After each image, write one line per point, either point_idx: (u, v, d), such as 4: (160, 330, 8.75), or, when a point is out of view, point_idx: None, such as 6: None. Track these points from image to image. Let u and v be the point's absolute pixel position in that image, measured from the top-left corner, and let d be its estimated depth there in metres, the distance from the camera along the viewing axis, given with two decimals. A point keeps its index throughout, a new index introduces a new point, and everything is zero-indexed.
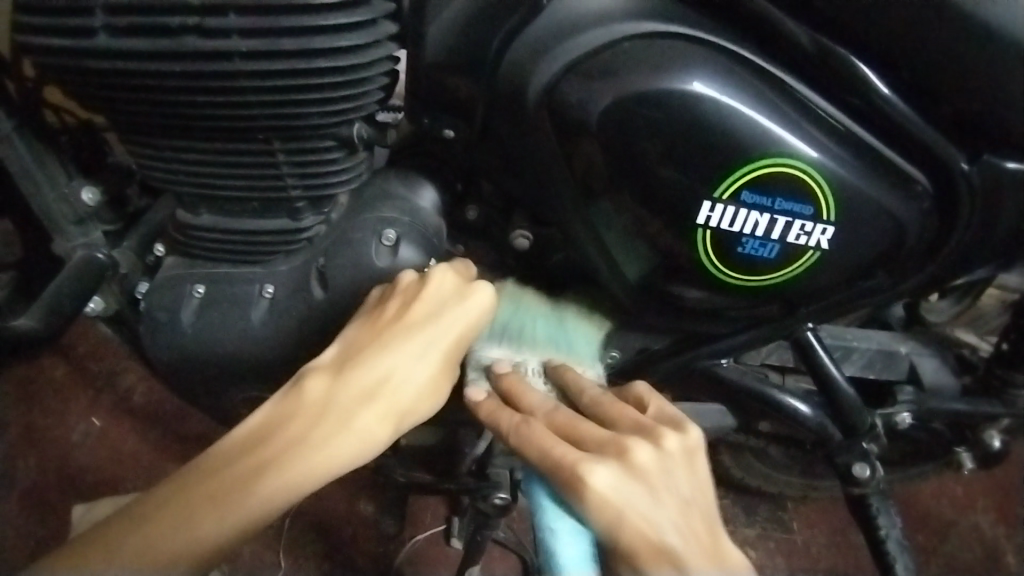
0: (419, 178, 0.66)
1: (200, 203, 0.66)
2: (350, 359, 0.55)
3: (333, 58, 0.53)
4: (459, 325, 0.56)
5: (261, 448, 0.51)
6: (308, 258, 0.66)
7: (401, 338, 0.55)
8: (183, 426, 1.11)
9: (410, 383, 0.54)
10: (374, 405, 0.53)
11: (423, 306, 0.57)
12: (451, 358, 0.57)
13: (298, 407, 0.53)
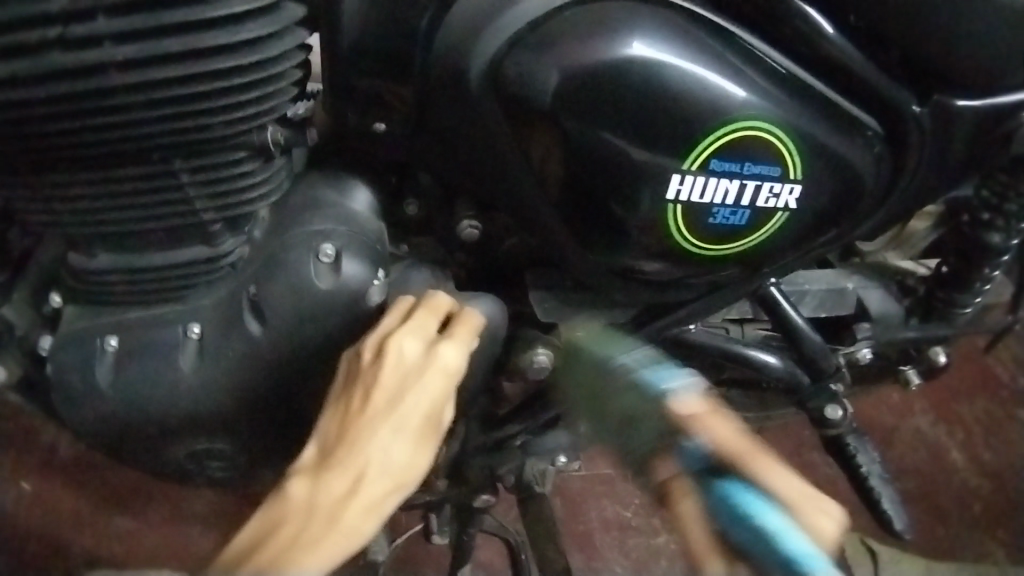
0: (351, 179, 0.60)
1: (93, 242, 0.56)
2: (325, 457, 0.51)
3: (238, 54, 0.46)
4: (427, 395, 0.52)
5: (254, 556, 0.47)
6: (234, 288, 0.58)
7: (372, 427, 0.51)
8: (122, 474, 1.05)
9: (389, 470, 0.51)
10: (360, 496, 0.50)
11: (388, 385, 0.51)
12: (425, 429, 0.52)
13: (283, 516, 0.49)
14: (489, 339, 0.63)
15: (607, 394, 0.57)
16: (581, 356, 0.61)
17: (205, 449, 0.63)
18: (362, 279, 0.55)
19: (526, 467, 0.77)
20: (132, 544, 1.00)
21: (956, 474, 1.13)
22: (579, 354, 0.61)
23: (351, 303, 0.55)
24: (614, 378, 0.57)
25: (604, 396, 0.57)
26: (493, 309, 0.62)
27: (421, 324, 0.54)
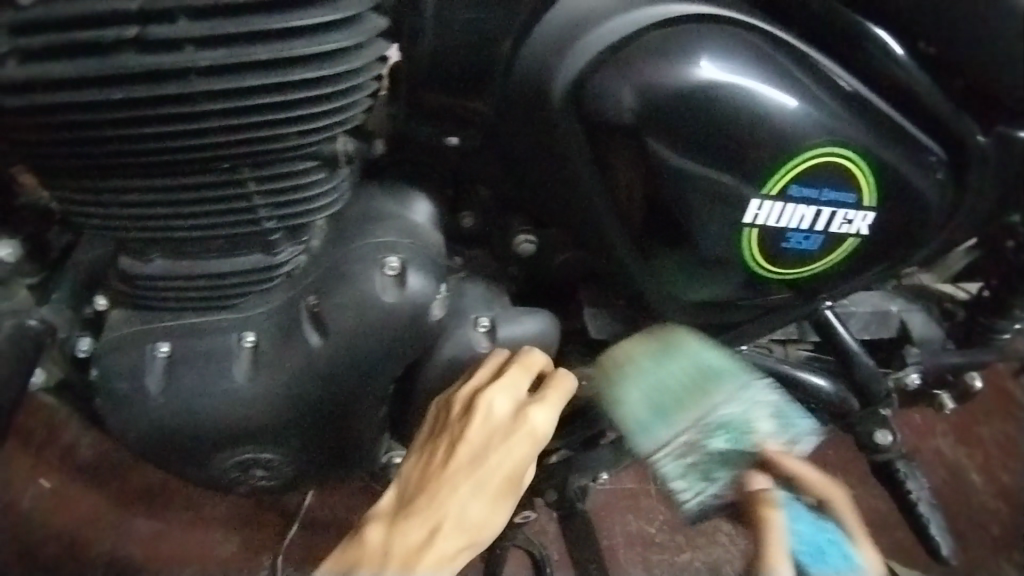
0: (410, 190, 0.58)
1: (149, 247, 0.55)
2: (409, 501, 0.56)
3: (320, 64, 0.43)
4: (509, 456, 0.55)
5: None
6: (289, 297, 0.57)
7: (453, 482, 0.55)
8: (142, 474, 1.03)
9: (464, 525, 0.55)
10: (433, 547, 0.53)
11: (474, 442, 0.55)
12: (504, 487, 0.56)
13: (360, 556, 0.54)
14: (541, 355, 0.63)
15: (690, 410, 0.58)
16: (682, 352, 0.59)
17: (252, 458, 0.62)
18: (428, 293, 0.54)
19: (569, 484, 0.77)
20: (153, 548, 0.99)
21: (981, 498, 1.11)
22: (665, 363, 0.59)
23: (416, 317, 0.54)
24: (723, 401, 0.58)
25: (709, 403, 0.58)
26: (545, 324, 0.62)
27: (514, 382, 0.57)
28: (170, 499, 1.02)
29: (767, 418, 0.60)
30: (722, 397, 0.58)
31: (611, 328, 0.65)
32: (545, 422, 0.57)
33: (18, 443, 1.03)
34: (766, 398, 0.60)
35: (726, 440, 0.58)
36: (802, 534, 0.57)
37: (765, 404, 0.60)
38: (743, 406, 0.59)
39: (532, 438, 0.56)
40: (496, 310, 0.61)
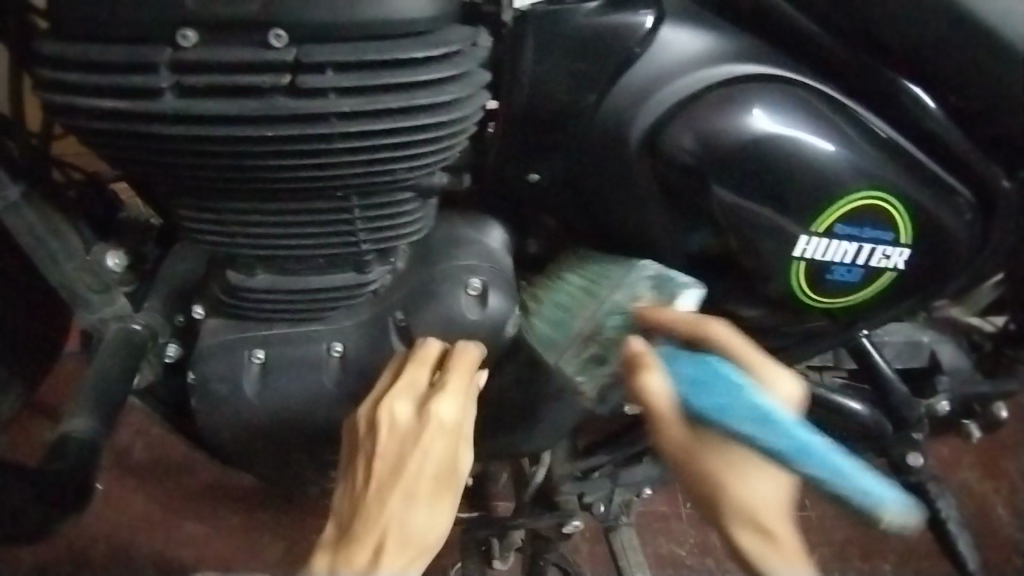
0: (485, 217, 0.65)
1: (256, 264, 0.61)
2: (347, 527, 0.56)
3: (436, 111, 0.50)
4: (428, 460, 0.56)
5: None
6: (375, 313, 0.63)
7: (380, 498, 0.55)
8: (195, 479, 1.09)
9: (409, 534, 0.55)
10: (381, 565, 0.54)
11: (387, 453, 0.56)
12: (434, 486, 0.56)
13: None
14: None
15: (580, 322, 0.61)
16: (557, 284, 0.64)
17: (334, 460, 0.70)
18: (506, 313, 0.62)
19: (614, 497, 0.81)
20: (204, 551, 1.03)
21: (1007, 532, 1.13)
22: (560, 284, 0.63)
23: (493, 330, 0.63)
24: (611, 292, 0.61)
25: (596, 302, 0.61)
26: None
27: (412, 385, 0.58)
28: (219, 504, 1.07)
29: (649, 290, 0.60)
30: (609, 289, 0.61)
31: None
32: (452, 412, 0.57)
33: None
34: (644, 275, 0.61)
35: (620, 318, 0.60)
36: (683, 374, 0.55)
37: (643, 278, 0.61)
38: (631, 292, 0.60)
39: (443, 431, 0.56)
40: None
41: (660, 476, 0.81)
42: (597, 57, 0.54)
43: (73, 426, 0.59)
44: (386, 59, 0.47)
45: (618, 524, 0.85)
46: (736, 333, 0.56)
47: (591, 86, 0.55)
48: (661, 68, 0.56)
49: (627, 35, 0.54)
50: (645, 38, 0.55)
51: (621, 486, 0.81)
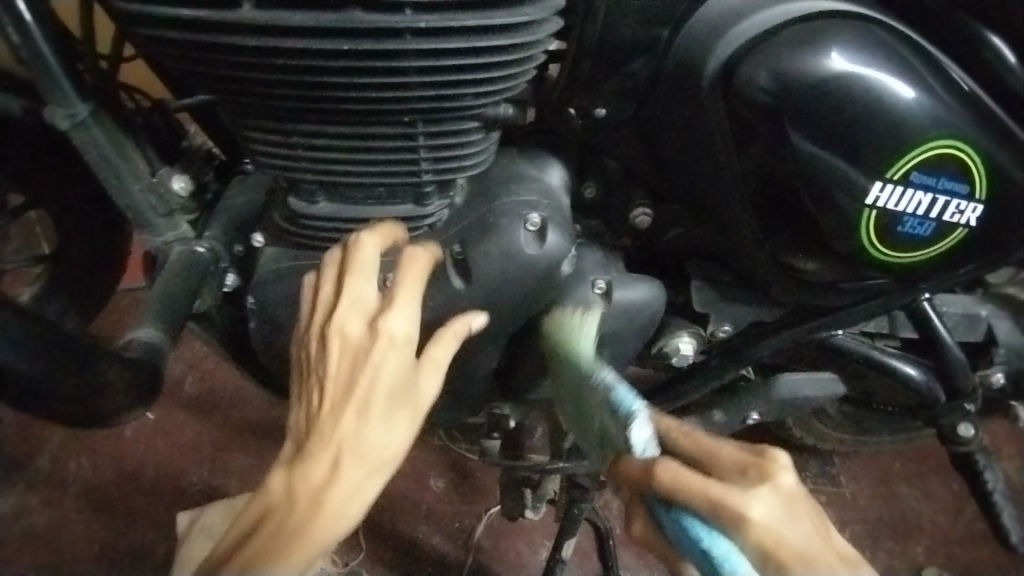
0: (547, 155, 0.66)
1: (318, 191, 0.61)
2: (305, 441, 0.57)
3: (510, 34, 0.50)
4: (382, 376, 0.55)
5: (258, 534, 0.56)
6: (432, 247, 0.64)
7: (334, 415, 0.56)
8: (236, 414, 1.26)
9: (364, 450, 0.56)
10: (338, 478, 0.55)
11: (339, 367, 0.56)
12: (392, 403, 0.56)
13: (273, 503, 0.57)
14: (638, 318, 0.70)
15: (580, 439, 0.65)
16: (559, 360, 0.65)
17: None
18: (564, 251, 0.62)
19: None
20: (246, 480, 1.19)
21: None
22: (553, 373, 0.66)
23: (552, 268, 0.61)
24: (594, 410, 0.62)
25: (588, 418, 0.63)
26: (654, 294, 0.69)
27: (365, 305, 0.57)
28: (255, 434, 1.24)
29: (612, 419, 0.59)
30: (591, 404, 0.62)
31: (713, 302, 0.73)
32: (404, 326, 0.56)
33: None
34: (597, 404, 0.61)
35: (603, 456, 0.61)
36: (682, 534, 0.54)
37: (600, 410, 0.61)
38: (598, 423, 0.61)
39: (395, 347, 0.56)
40: (613, 275, 0.69)
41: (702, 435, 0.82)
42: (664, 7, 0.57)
43: (140, 333, 0.63)
44: None
45: None
46: (683, 469, 0.52)
47: (660, 22, 0.58)
48: (733, 7, 0.58)
49: None
50: None
51: None
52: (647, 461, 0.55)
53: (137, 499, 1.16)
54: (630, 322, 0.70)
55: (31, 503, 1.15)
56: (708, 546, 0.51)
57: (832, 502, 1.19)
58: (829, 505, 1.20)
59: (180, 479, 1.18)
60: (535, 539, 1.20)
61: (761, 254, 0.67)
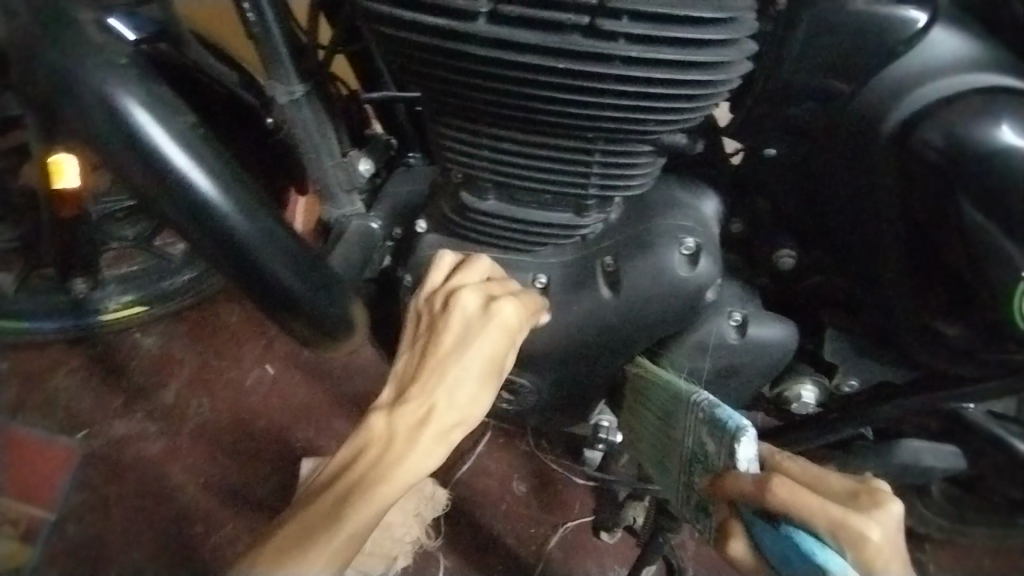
0: (703, 186, 0.69)
1: (491, 189, 0.67)
2: (404, 392, 0.64)
3: (704, 70, 0.54)
4: (486, 344, 0.64)
5: (348, 474, 0.61)
6: (583, 256, 0.68)
7: (439, 369, 0.63)
8: (343, 384, 1.36)
9: (455, 404, 0.63)
10: (428, 426, 0.62)
11: (452, 331, 0.64)
12: (488, 369, 0.64)
13: (369, 441, 0.63)
14: (769, 356, 0.72)
15: (676, 453, 0.71)
16: (650, 395, 0.72)
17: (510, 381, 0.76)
18: (710, 279, 0.65)
19: None
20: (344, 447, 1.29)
21: None
22: (647, 404, 0.74)
23: (700, 292, 0.65)
24: (688, 433, 0.68)
25: (680, 441, 0.69)
26: (788, 335, 0.71)
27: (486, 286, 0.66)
28: (358, 405, 1.33)
29: (709, 439, 0.64)
30: (684, 430, 0.68)
31: (843, 353, 0.76)
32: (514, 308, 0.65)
33: (256, 331, 1.40)
34: (699, 420, 0.66)
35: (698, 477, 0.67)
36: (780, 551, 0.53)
37: (701, 426, 0.65)
38: (697, 437, 0.66)
39: (505, 326, 0.64)
40: (750, 310, 0.72)
41: None
42: (848, 62, 0.60)
43: None
44: (681, 14, 0.51)
45: None
46: (799, 487, 0.53)
47: (842, 75, 0.61)
48: (923, 69, 0.59)
49: (895, 30, 0.58)
50: (913, 36, 0.58)
51: None
52: (759, 476, 0.55)
53: (245, 443, 1.28)
54: (758, 359, 0.72)
55: (156, 428, 1.28)
56: (818, 561, 0.50)
57: None
58: None
59: (287, 432, 1.30)
60: (605, 562, 1.18)
61: (897, 316, 0.69)
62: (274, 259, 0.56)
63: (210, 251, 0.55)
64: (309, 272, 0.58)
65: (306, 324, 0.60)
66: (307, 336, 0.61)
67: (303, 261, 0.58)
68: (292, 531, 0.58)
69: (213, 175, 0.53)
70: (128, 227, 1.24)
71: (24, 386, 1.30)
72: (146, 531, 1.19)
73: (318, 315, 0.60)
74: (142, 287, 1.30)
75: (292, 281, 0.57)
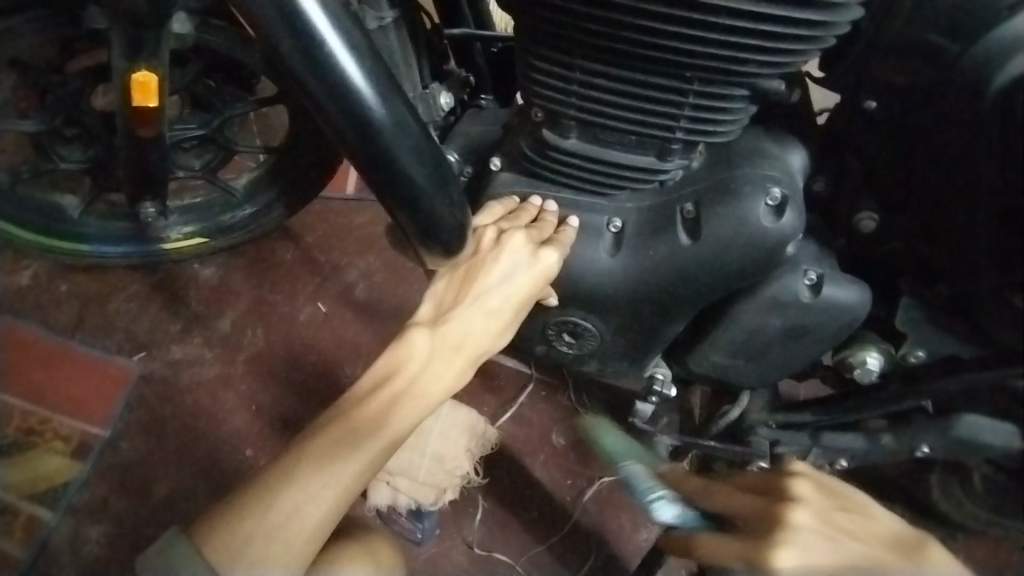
0: (792, 139, 0.69)
1: (574, 128, 0.67)
2: (444, 315, 0.67)
3: (815, 11, 0.54)
4: (528, 281, 0.67)
5: (383, 392, 0.63)
6: (662, 201, 0.69)
7: (482, 297, 0.66)
8: (391, 327, 1.38)
9: (489, 333, 0.66)
10: (461, 352, 0.66)
11: (500, 265, 0.67)
12: (521, 305, 0.68)
13: (406, 359, 0.65)
14: (840, 317, 0.71)
15: None
16: None
17: (573, 324, 0.77)
18: (794, 233, 0.65)
19: (812, 455, 0.85)
20: None
21: None
22: None
23: (781, 244, 0.65)
24: None
25: None
26: (862, 297, 0.70)
27: (533, 230, 0.69)
28: None
29: None
30: None
31: (916, 324, 0.74)
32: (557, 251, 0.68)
33: (309, 269, 1.43)
34: None
35: None
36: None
37: None
38: None
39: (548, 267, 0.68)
40: (826, 270, 0.71)
41: (865, 451, 0.81)
42: (958, 17, 0.59)
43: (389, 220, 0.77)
44: None
45: None
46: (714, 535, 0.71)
47: (945, 31, 0.60)
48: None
49: None
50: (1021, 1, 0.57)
51: (821, 448, 0.85)
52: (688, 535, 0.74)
53: (294, 377, 1.32)
54: (827, 319, 0.71)
55: (211, 354, 1.33)
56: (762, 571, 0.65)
57: None
58: None
59: (335, 369, 1.33)
60: (639, 519, 1.16)
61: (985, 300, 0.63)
62: (399, 144, 0.61)
63: (343, 140, 0.61)
64: (427, 164, 0.62)
65: (416, 221, 0.65)
66: (412, 230, 0.65)
67: (426, 150, 0.62)
68: (327, 438, 0.61)
69: (361, 60, 0.58)
70: (195, 158, 1.28)
71: (85, 307, 1.35)
72: (194, 454, 1.24)
73: (428, 210, 0.64)
74: (203, 219, 1.33)
75: (412, 168, 0.62)
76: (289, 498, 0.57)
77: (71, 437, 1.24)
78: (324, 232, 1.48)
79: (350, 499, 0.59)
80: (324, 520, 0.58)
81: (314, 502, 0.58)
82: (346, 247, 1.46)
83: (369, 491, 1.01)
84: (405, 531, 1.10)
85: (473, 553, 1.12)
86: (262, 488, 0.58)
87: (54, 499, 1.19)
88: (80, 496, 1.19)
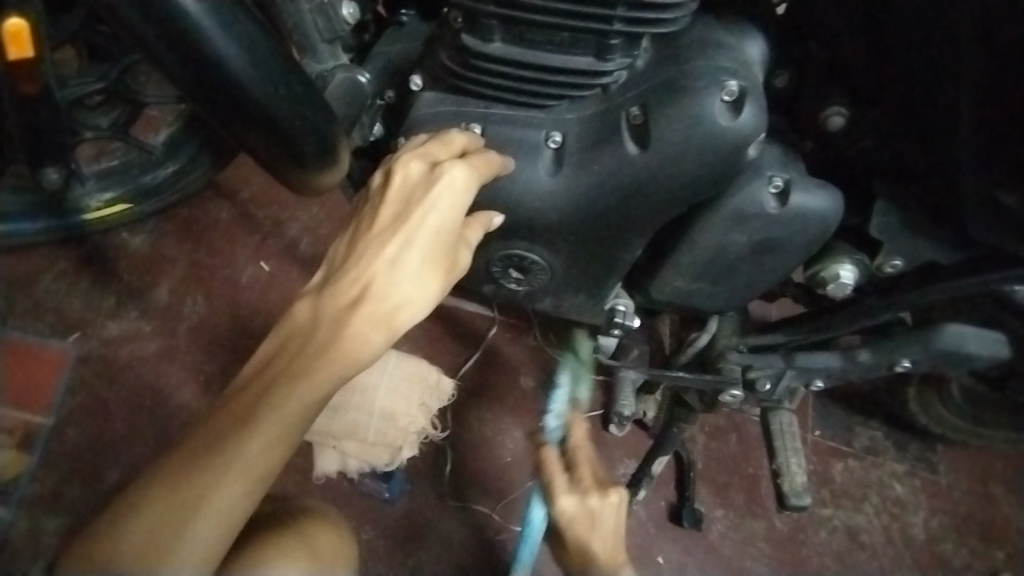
0: (748, 25, 0.61)
1: (498, 28, 0.58)
2: (335, 276, 0.60)
3: None
4: (431, 214, 0.59)
5: (274, 366, 0.58)
6: (605, 109, 0.61)
7: (378, 243, 0.59)
8: None
9: (391, 285, 0.58)
10: (360, 309, 0.57)
11: (393, 201, 0.60)
12: (435, 249, 0.59)
13: (294, 329, 0.59)
14: (806, 227, 0.64)
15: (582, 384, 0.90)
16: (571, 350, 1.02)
17: (518, 256, 0.69)
18: (755, 131, 0.57)
19: (787, 379, 0.79)
20: None
21: None
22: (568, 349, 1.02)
23: (740, 146, 0.58)
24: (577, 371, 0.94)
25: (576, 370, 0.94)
26: (832, 203, 0.63)
27: (428, 151, 0.61)
28: None
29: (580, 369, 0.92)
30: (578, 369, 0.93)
31: (892, 228, 0.67)
32: (462, 176, 0.60)
33: (249, 227, 1.32)
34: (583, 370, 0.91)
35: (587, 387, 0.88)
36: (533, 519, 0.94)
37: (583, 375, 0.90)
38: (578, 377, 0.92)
39: (449, 192, 0.59)
40: (791, 175, 0.64)
41: (841, 370, 0.77)
42: None
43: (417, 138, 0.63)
44: None
45: (780, 406, 0.82)
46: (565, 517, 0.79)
47: None
48: None
49: None
50: None
51: (797, 371, 0.79)
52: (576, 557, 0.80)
53: (245, 341, 1.23)
54: (792, 230, 0.64)
55: (151, 328, 1.22)
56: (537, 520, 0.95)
57: (924, 486, 1.15)
58: (920, 488, 1.15)
59: None
60: (614, 454, 1.11)
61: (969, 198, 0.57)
62: (229, 51, 0.57)
63: (193, 87, 0.58)
64: (275, 95, 0.59)
65: (270, 141, 0.62)
66: (265, 149, 0.63)
67: (278, 75, 0.59)
68: (210, 429, 0.56)
69: None
70: (102, 116, 1.14)
71: (9, 290, 1.23)
72: (144, 435, 1.15)
73: (270, 120, 0.60)
74: (124, 183, 1.20)
75: (245, 76, 0.58)
76: (165, 500, 0.53)
77: (12, 429, 1.14)
78: (258, 186, 1.36)
79: (246, 493, 0.54)
80: (203, 523, 0.52)
81: (186, 506, 0.52)
82: (283, 198, 1.35)
83: (317, 457, 0.97)
84: (371, 491, 1.05)
85: (446, 504, 1.07)
86: (133, 493, 0.54)
87: (5, 495, 1.09)
88: (30, 490, 1.10)
